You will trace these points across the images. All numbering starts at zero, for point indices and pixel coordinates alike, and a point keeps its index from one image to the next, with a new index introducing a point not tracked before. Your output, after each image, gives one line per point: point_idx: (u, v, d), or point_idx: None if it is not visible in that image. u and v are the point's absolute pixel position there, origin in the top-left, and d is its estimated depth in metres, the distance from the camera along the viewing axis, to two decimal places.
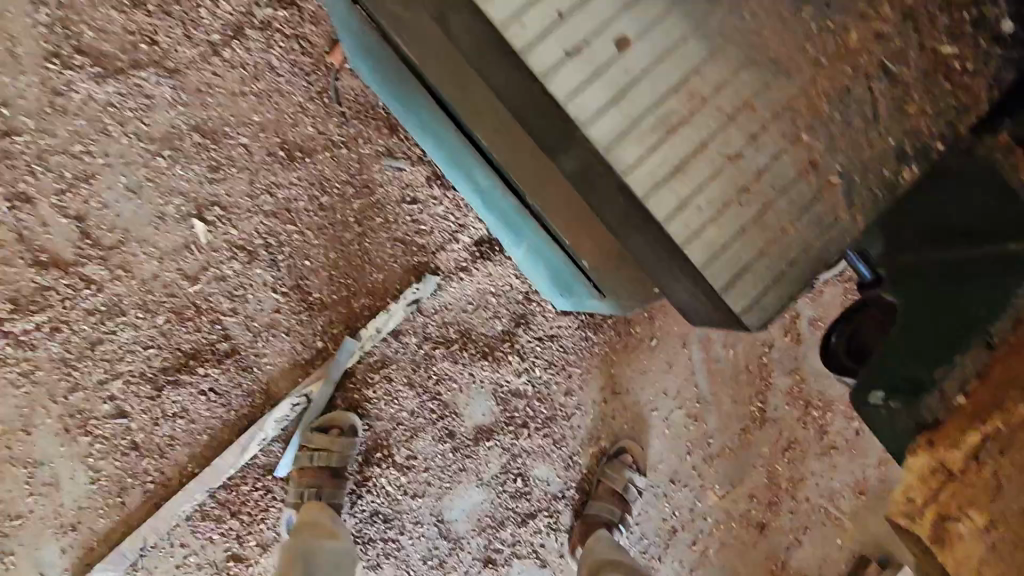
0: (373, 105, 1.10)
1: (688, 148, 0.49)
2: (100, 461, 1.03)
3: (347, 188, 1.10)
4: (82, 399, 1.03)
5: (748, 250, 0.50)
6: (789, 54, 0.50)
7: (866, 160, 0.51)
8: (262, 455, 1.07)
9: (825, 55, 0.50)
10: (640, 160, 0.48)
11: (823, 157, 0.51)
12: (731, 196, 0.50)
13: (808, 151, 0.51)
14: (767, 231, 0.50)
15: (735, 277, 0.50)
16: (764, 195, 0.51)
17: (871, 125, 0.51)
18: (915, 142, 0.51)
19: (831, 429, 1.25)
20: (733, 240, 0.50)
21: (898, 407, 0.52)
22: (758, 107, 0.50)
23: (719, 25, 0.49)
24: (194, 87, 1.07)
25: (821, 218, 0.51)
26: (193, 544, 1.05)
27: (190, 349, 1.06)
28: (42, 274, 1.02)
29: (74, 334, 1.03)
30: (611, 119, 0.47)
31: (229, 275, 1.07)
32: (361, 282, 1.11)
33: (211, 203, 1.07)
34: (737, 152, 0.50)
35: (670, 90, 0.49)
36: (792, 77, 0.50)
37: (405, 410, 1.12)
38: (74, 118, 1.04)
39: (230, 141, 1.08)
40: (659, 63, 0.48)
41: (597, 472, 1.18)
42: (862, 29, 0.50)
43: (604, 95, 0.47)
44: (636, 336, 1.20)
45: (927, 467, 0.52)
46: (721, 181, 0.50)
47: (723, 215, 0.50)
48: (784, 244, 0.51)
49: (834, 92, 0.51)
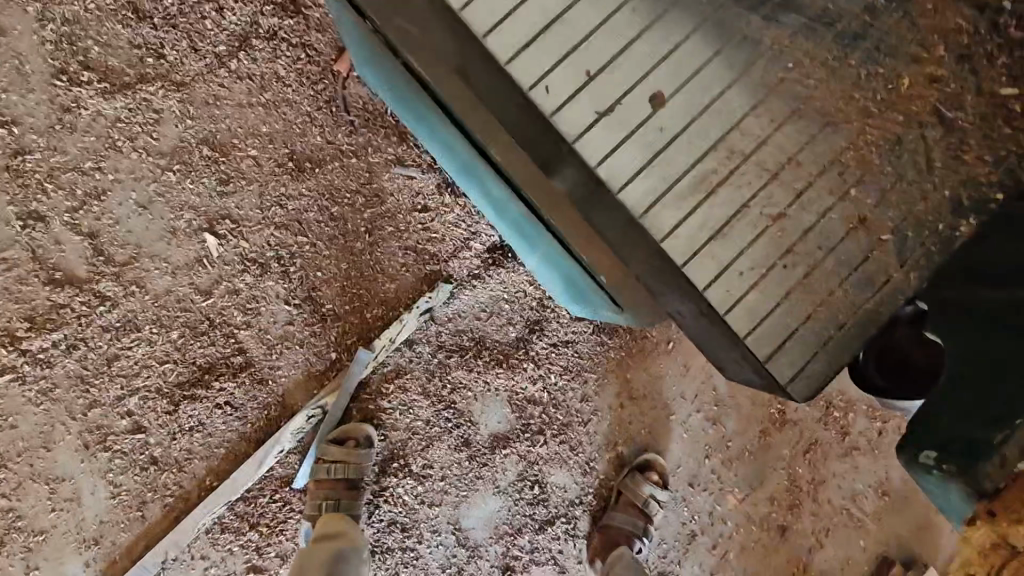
0: (382, 113, 1.09)
1: (731, 207, 0.72)
2: (120, 476, 1.04)
3: (357, 198, 1.09)
4: (100, 414, 1.04)
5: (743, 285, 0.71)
6: (832, 102, 0.73)
7: (920, 211, 0.73)
8: (280, 466, 1.08)
9: (887, 97, 0.72)
10: (681, 221, 0.71)
11: (869, 216, 0.73)
12: (777, 257, 0.72)
13: (856, 211, 0.73)
14: (813, 293, 0.72)
15: (772, 350, 0.70)
16: (808, 256, 0.72)
17: (925, 177, 0.73)
18: (972, 194, 0.72)
19: (853, 429, 1.23)
20: (783, 302, 0.71)
21: (953, 470, 0.57)
22: (799, 163, 0.73)
23: (761, 78, 0.72)
24: (201, 100, 1.06)
25: (866, 275, 0.72)
26: (213, 556, 1.06)
27: (205, 363, 1.06)
28: (57, 292, 1.03)
29: (91, 351, 1.03)
30: (651, 181, 0.70)
31: (242, 288, 1.07)
32: (373, 292, 1.10)
33: (221, 216, 1.07)
34: (780, 213, 0.72)
35: (708, 151, 0.72)
36: (840, 130, 0.73)
37: (421, 419, 1.12)
38: (83, 135, 1.04)
39: (239, 153, 1.07)
40: (692, 123, 0.71)
41: (619, 482, 1.17)
42: (916, 74, 0.72)
43: (640, 156, 0.70)
44: (652, 339, 1.19)
45: (986, 542, 0.57)
46: (767, 240, 0.72)
47: (767, 272, 0.71)
48: (829, 310, 0.71)
49: (886, 142, 0.73)
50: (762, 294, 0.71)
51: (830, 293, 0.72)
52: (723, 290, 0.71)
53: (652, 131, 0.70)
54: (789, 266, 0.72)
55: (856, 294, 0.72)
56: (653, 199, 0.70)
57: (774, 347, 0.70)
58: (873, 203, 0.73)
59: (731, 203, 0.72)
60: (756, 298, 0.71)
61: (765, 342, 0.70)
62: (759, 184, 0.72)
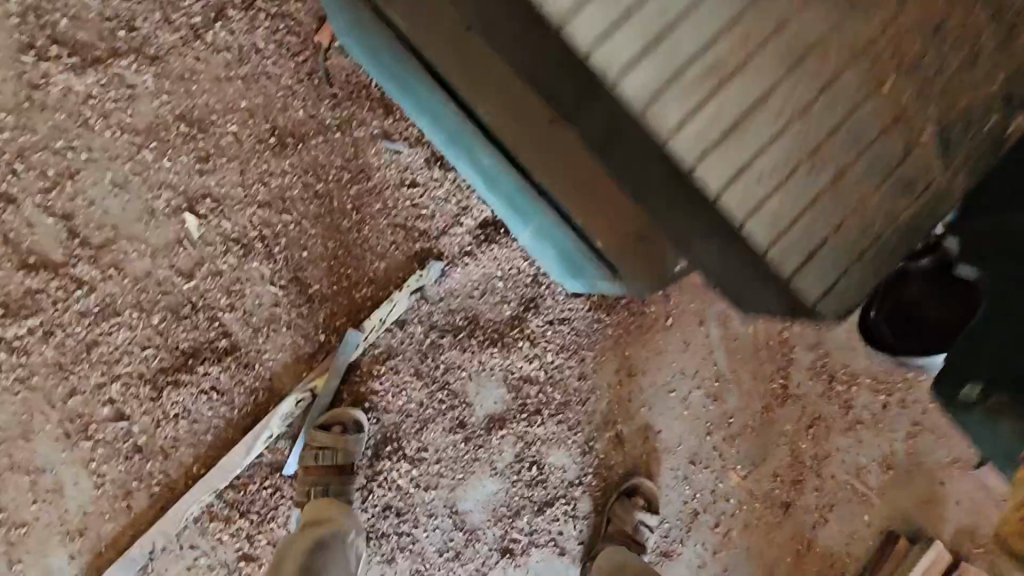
0: (366, 85, 1.05)
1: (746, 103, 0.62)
2: (104, 466, 1.01)
3: (342, 174, 1.05)
4: (80, 402, 1.00)
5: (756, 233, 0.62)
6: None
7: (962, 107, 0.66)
8: (269, 453, 1.04)
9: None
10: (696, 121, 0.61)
11: (910, 110, 0.65)
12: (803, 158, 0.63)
13: (895, 105, 0.65)
14: (848, 200, 0.64)
15: (802, 263, 0.62)
16: (837, 158, 0.64)
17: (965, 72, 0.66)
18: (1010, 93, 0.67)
19: (856, 403, 1.21)
20: (808, 210, 0.62)
21: None
22: (823, 56, 0.64)
23: None
24: (177, 74, 1.02)
25: (898, 171, 0.65)
26: (202, 545, 1.03)
27: (189, 347, 1.02)
28: (32, 277, 0.99)
29: (69, 338, 0.99)
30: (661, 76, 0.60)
31: (225, 269, 1.03)
32: (362, 272, 1.07)
33: (202, 195, 1.03)
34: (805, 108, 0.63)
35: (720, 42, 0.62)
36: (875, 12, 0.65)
37: (414, 401, 1.09)
38: (54, 113, 0.99)
39: (218, 129, 1.03)
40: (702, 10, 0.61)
41: (608, 505, 1.14)
42: None
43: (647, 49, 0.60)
44: (650, 315, 1.16)
45: None
46: (790, 139, 0.63)
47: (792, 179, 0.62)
48: (863, 215, 0.64)
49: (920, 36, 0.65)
50: (792, 239, 0.62)
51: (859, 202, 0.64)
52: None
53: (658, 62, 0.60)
54: (814, 170, 0.63)
55: (891, 209, 0.65)
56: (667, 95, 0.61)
57: (820, 289, 0.63)
58: (913, 97, 0.65)
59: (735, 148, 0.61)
60: (790, 225, 0.62)
61: (794, 254, 0.62)
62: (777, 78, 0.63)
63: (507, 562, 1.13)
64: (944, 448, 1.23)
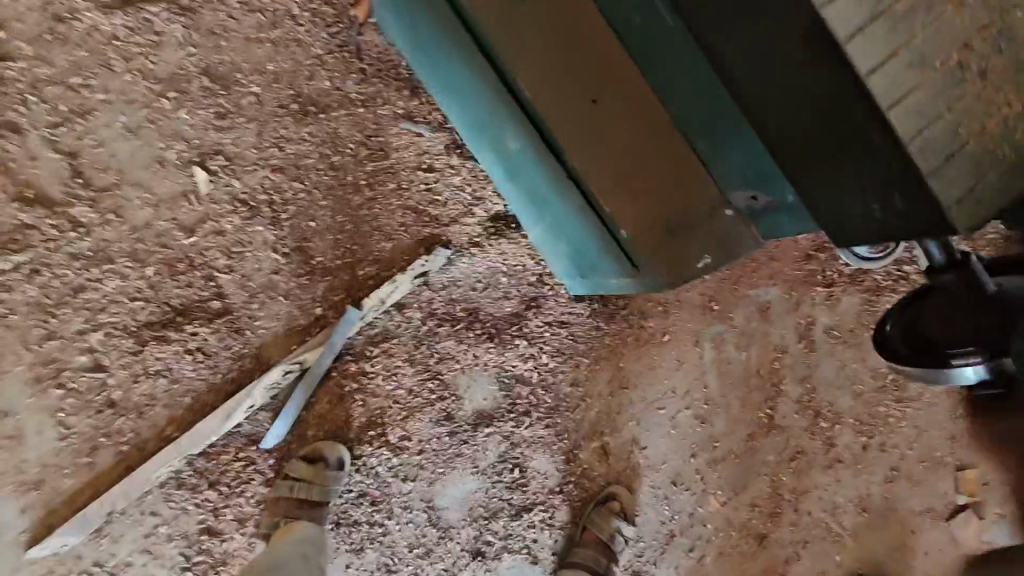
0: (397, 64, 1.05)
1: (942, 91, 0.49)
2: (71, 418, 0.96)
3: (360, 149, 1.04)
4: (57, 348, 0.96)
5: (965, 166, 0.49)
6: None
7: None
8: (248, 423, 1.02)
9: None
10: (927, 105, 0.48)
11: None
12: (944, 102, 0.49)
13: None
14: (976, 116, 0.49)
15: (961, 189, 0.49)
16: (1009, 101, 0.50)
17: None
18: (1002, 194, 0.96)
19: (837, 442, 1.21)
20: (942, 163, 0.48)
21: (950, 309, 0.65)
22: None
23: None
24: (207, 29, 1.00)
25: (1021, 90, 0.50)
26: (164, 513, 0.99)
27: (180, 304, 0.99)
28: (25, 211, 0.95)
29: (55, 279, 0.96)
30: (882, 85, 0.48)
31: (227, 230, 1.01)
32: (367, 250, 1.05)
33: (215, 152, 1.00)
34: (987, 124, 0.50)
35: (916, 61, 0.48)
36: None
37: (403, 388, 1.06)
38: (74, 48, 0.97)
39: (241, 88, 1.01)
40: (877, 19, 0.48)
41: (583, 517, 1.13)
42: None
43: (861, 14, 0.48)
44: (648, 329, 1.16)
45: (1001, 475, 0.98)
46: (965, 105, 0.49)
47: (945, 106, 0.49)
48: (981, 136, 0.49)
49: None
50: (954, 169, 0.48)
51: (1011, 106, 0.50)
52: (947, 177, 0.48)
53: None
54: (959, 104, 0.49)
55: None
56: (876, 63, 0.48)
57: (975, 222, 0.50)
58: None
59: (959, 40, 0.49)
60: (950, 160, 0.48)
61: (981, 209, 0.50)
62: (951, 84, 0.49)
63: (477, 564, 1.10)
64: (920, 496, 1.22)
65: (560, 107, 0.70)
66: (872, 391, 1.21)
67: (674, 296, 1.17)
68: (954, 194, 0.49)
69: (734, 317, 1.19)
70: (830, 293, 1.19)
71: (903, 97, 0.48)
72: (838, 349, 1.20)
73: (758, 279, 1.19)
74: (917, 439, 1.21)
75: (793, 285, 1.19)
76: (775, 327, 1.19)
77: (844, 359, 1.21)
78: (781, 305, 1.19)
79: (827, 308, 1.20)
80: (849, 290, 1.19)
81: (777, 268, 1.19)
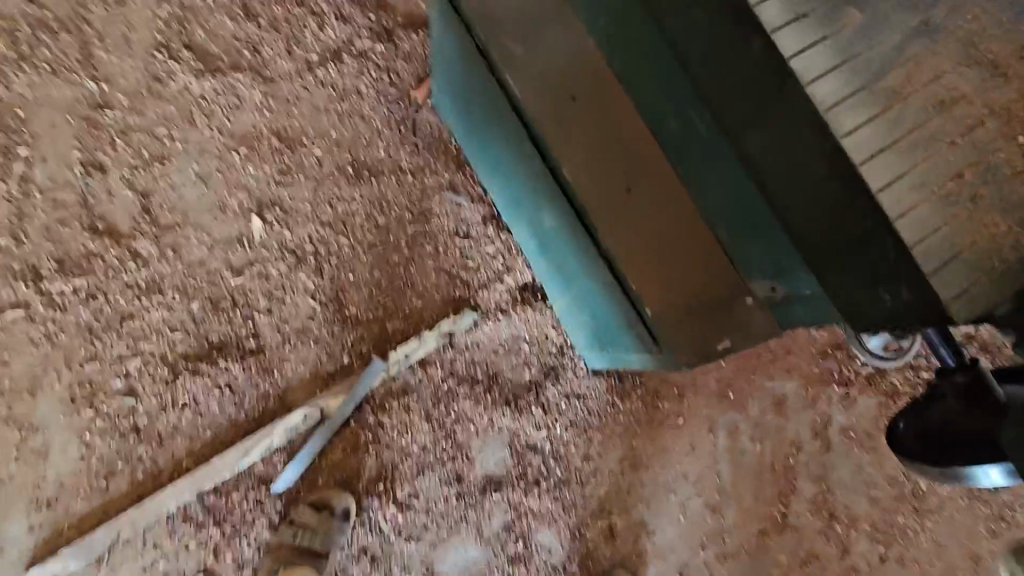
0: (447, 141, 1.15)
1: (946, 192, 0.48)
2: (96, 439, 1.00)
3: (404, 213, 1.12)
4: (96, 370, 1.01)
5: (967, 273, 0.47)
6: None
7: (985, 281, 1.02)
8: (262, 463, 1.03)
9: None
10: (914, 211, 0.47)
11: None
12: (958, 204, 0.48)
13: None
14: (975, 221, 0.48)
15: (957, 292, 0.47)
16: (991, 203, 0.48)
17: None
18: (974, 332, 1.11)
19: (854, 549, 1.17)
20: (952, 261, 0.47)
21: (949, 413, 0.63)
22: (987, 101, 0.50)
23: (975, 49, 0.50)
24: (283, 96, 1.11)
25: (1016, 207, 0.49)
26: (166, 548, 1.00)
27: (217, 340, 1.04)
28: (94, 240, 1.03)
29: (108, 305, 1.02)
30: (880, 163, 0.48)
31: (273, 274, 1.07)
32: (399, 305, 1.10)
33: (272, 203, 1.09)
34: (984, 216, 0.48)
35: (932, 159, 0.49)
36: None
37: (417, 444, 1.08)
38: (164, 103, 1.08)
39: (305, 150, 1.11)
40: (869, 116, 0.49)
41: None
42: None
43: (867, 121, 0.48)
44: (663, 411, 1.17)
45: None
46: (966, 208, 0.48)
47: (951, 212, 0.48)
48: (991, 241, 0.48)
49: None
50: (960, 265, 0.47)
51: (995, 222, 0.48)
52: (948, 278, 0.47)
53: (849, 41, 0.49)
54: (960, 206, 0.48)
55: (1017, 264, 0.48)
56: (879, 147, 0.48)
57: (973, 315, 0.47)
58: None
59: (950, 167, 0.49)
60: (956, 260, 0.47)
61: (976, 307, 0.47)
62: (942, 198, 0.48)
63: None
64: None
65: (600, 188, 0.76)
66: (889, 498, 1.19)
67: (691, 380, 1.18)
68: (953, 291, 0.47)
69: (749, 407, 1.19)
70: (846, 393, 1.20)
71: (917, 200, 0.48)
72: (854, 451, 1.19)
73: (774, 371, 1.20)
74: (938, 556, 1.17)
75: (809, 381, 1.20)
76: (791, 421, 1.19)
77: (861, 462, 1.19)
78: (797, 400, 1.20)
79: (843, 407, 1.20)
80: (866, 391, 1.20)
81: (794, 362, 1.20)
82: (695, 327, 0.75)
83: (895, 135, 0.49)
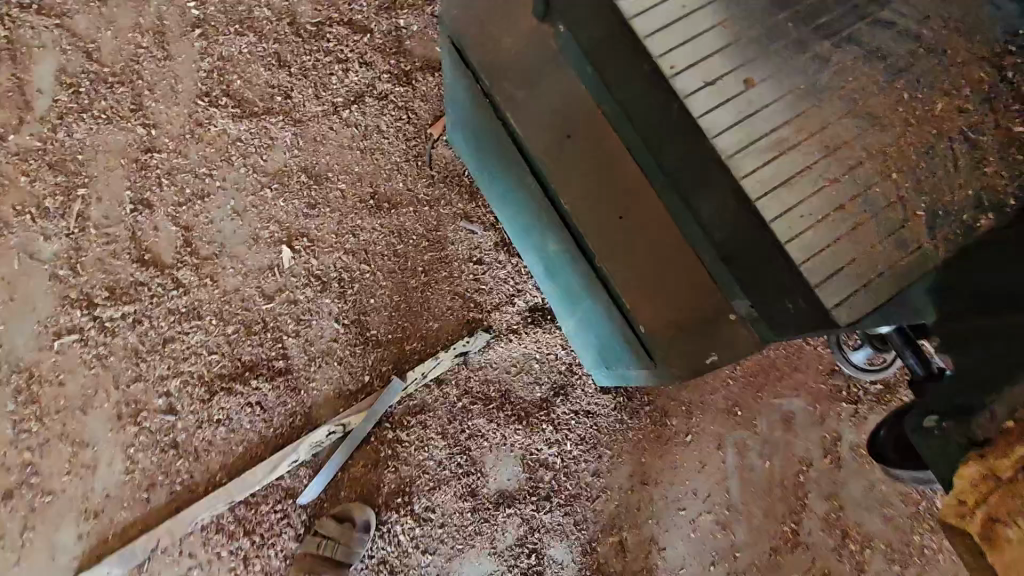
0: (461, 173, 1.23)
1: (824, 223, 0.62)
2: (139, 453, 1.08)
3: (421, 241, 1.20)
4: (141, 390, 1.10)
5: (846, 283, 0.60)
6: None
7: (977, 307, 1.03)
8: (289, 477, 1.10)
9: None
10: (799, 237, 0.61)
11: None
12: (836, 231, 0.62)
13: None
14: (848, 249, 0.61)
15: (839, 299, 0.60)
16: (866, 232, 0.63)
17: None
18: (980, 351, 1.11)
19: (868, 567, 1.18)
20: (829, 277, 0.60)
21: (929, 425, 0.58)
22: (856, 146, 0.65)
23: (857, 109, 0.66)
24: (311, 136, 1.21)
25: (892, 240, 0.62)
26: (200, 556, 1.07)
27: (249, 361, 1.13)
28: (140, 270, 1.14)
29: (152, 329, 1.12)
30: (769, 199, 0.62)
31: (300, 300, 1.16)
32: (416, 327, 1.18)
33: (301, 234, 1.18)
34: (855, 239, 0.62)
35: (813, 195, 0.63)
36: None
37: (433, 459, 1.13)
38: (205, 146, 1.19)
39: (330, 185, 1.21)
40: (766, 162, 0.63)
41: None
42: None
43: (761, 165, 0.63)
44: (671, 428, 1.20)
45: None
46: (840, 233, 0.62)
47: (826, 235, 0.62)
48: (865, 261, 0.61)
49: None
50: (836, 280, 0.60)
51: (869, 247, 0.62)
52: (833, 287, 0.60)
53: (747, 107, 0.65)
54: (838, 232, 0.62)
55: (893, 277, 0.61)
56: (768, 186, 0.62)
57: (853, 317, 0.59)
58: None
59: (834, 204, 0.63)
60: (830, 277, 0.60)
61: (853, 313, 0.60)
62: (823, 227, 0.62)
63: None
64: None
65: (596, 214, 0.80)
66: (902, 515, 1.19)
67: (699, 398, 1.21)
68: (833, 299, 0.60)
69: (757, 425, 1.22)
70: (856, 411, 1.22)
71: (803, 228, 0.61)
72: (865, 468, 1.21)
73: (781, 389, 1.23)
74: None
75: (817, 398, 1.22)
76: (799, 438, 1.21)
77: (873, 479, 1.20)
78: (805, 417, 1.22)
79: (853, 424, 1.21)
80: (875, 408, 1.22)
81: (801, 379, 1.23)
82: (684, 345, 0.78)
83: (785, 178, 0.63)
